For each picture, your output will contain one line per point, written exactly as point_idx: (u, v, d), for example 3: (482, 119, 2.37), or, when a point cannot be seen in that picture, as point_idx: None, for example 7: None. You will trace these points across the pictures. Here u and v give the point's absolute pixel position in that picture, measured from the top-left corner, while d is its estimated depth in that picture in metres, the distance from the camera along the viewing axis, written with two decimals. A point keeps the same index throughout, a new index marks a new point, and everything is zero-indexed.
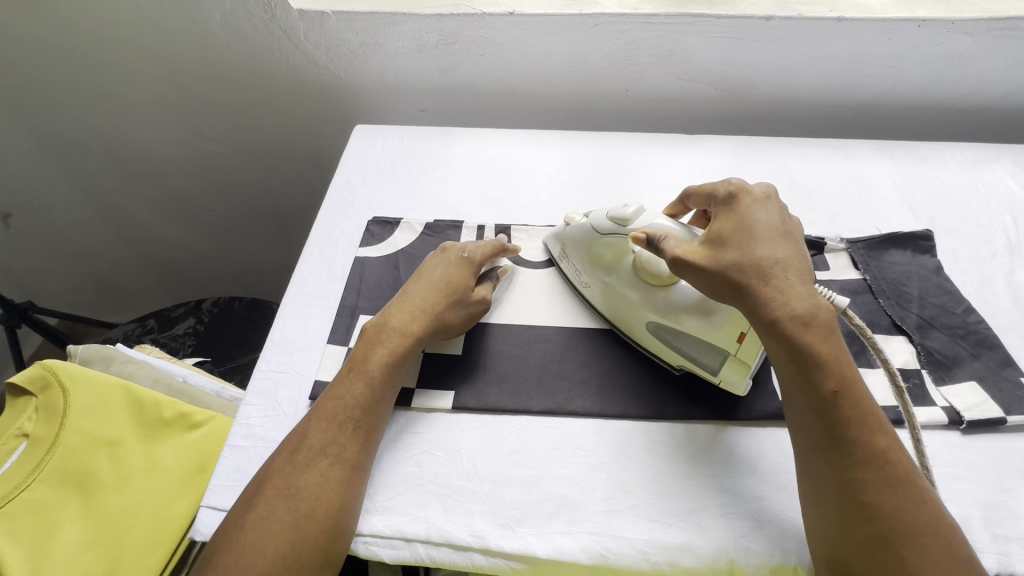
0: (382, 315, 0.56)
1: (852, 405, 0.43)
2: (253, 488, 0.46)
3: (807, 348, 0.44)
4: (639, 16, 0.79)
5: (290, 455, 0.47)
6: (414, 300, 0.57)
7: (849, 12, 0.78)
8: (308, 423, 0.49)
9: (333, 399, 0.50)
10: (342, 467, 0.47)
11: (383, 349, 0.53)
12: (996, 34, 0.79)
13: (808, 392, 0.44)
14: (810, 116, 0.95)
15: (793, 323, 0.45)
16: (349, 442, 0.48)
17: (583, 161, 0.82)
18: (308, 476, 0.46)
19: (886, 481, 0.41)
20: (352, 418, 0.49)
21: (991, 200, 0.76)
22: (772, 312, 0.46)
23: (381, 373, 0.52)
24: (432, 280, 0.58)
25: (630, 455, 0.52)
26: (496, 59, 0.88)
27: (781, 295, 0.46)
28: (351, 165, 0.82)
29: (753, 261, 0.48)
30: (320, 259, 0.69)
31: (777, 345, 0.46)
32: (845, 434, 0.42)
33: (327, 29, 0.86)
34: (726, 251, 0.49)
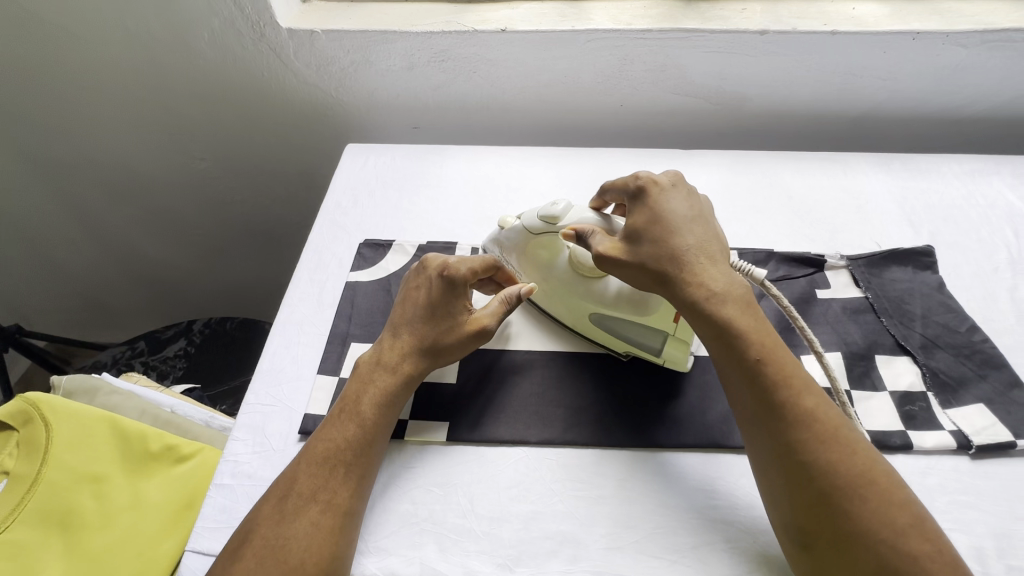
0: (371, 352, 0.55)
1: (776, 368, 0.45)
2: (239, 539, 0.44)
3: (726, 322, 0.47)
4: (633, 31, 0.79)
5: (278, 500, 0.46)
6: (400, 330, 0.55)
7: (843, 26, 0.78)
8: (300, 466, 0.47)
9: (325, 440, 0.49)
10: (332, 514, 0.45)
11: (373, 387, 0.52)
12: (992, 46, 0.78)
13: (736, 365, 0.46)
14: (808, 130, 0.94)
15: (710, 302, 0.47)
16: (341, 487, 0.47)
17: (580, 178, 0.80)
18: (298, 525, 0.44)
19: (817, 437, 0.42)
20: (339, 460, 0.48)
21: (990, 213, 0.75)
22: (692, 295, 0.48)
23: (375, 415, 0.50)
24: (414, 303, 0.56)
25: (632, 488, 0.50)
26: (489, 75, 0.87)
27: (699, 278, 0.49)
28: (343, 186, 0.80)
29: (669, 251, 0.50)
30: (310, 284, 0.67)
31: (701, 324, 0.48)
32: (776, 400, 0.44)
33: (317, 48, 0.85)
34: (646, 242, 0.51)
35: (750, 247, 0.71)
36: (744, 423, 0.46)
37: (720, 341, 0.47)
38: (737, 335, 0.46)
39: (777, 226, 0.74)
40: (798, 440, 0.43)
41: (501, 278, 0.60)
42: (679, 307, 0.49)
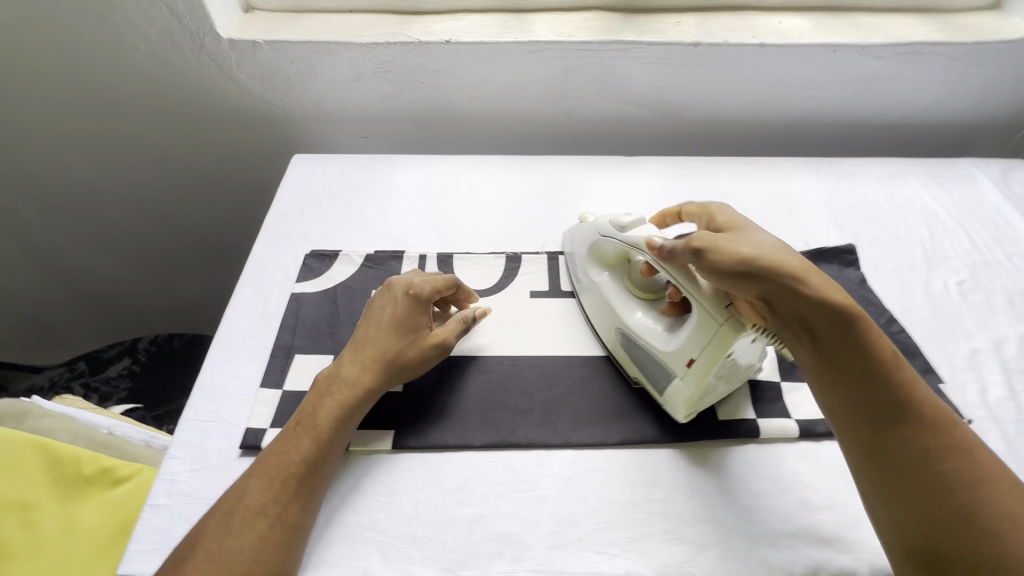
0: (331, 368, 0.54)
1: (909, 373, 0.45)
2: (180, 554, 0.43)
3: (858, 315, 0.45)
4: (574, 43, 0.82)
5: (225, 514, 0.45)
6: (363, 348, 0.55)
7: (769, 39, 0.83)
8: (251, 480, 0.47)
9: (279, 453, 0.48)
10: (279, 528, 0.44)
11: (329, 402, 0.51)
12: (903, 57, 0.85)
13: (869, 362, 0.44)
14: (746, 137, 0.98)
15: (838, 294, 0.45)
16: (293, 500, 0.46)
17: (527, 186, 0.82)
18: (245, 539, 0.43)
19: (953, 446, 0.42)
20: (294, 474, 0.47)
21: (908, 213, 0.80)
22: (817, 284, 0.45)
23: (331, 427, 0.50)
24: (379, 319, 0.56)
25: (574, 487, 0.51)
26: (436, 85, 0.88)
27: (815, 271, 0.46)
28: (289, 197, 0.80)
29: (777, 245, 0.47)
30: (254, 297, 0.66)
31: (824, 317, 0.45)
32: (912, 403, 0.43)
33: (261, 59, 0.85)
34: (744, 237, 0.48)
35: None
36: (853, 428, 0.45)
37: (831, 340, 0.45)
38: (857, 335, 0.45)
39: None
40: (933, 447, 0.42)
41: (460, 296, 0.63)
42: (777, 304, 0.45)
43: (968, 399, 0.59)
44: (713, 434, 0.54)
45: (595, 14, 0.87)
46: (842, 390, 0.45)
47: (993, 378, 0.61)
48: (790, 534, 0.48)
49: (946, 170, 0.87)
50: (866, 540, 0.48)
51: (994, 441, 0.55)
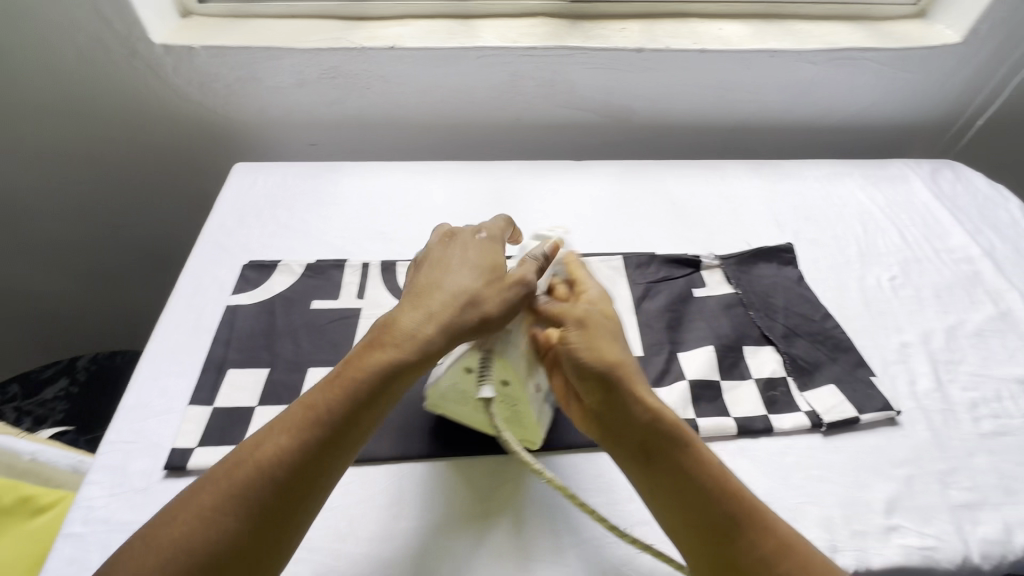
0: (390, 315, 0.48)
1: (724, 474, 0.44)
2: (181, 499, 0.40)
3: (672, 426, 0.45)
4: (520, 49, 0.83)
5: (233, 468, 0.41)
6: (433, 292, 0.48)
7: (710, 45, 0.85)
8: (273, 434, 0.42)
9: (304, 411, 0.43)
10: (281, 500, 0.40)
11: (375, 357, 0.45)
12: (837, 63, 0.88)
13: (687, 471, 0.44)
14: (695, 140, 0.99)
15: (656, 411, 0.45)
16: (310, 462, 0.42)
17: (476, 192, 0.81)
18: (248, 500, 0.40)
19: (778, 546, 0.41)
20: (315, 440, 0.42)
21: (845, 212, 0.83)
22: (639, 403, 0.45)
23: (372, 381, 0.44)
24: (469, 261, 0.51)
25: (514, 494, 0.51)
26: (383, 91, 0.87)
27: (642, 395, 0.46)
28: (230, 206, 0.77)
29: (622, 360, 0.47)
30: (186, 310, 0.64)
31: (643, 427, 0.45)
32: (734, 509, 0.42)
33: (198, 65, 0.82)
34: (601, 335, 0.48)
35: (634, 251, 0.75)
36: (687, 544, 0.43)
37: (661, 456, 0.44)
38: (689, 450, 0.45)
39: (661, 230, 0.78)
40: (761, 552, 0.41)
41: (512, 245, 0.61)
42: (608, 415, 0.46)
43: (898, 391, 0.61)
44: None
45: (541, 20, 0.88)
46: (677, 505, 0.43)
47: (921, 369, 0.63)
48: None
49: (881, 171, 0.91)
50: None
51: (922, 430, 0.57)
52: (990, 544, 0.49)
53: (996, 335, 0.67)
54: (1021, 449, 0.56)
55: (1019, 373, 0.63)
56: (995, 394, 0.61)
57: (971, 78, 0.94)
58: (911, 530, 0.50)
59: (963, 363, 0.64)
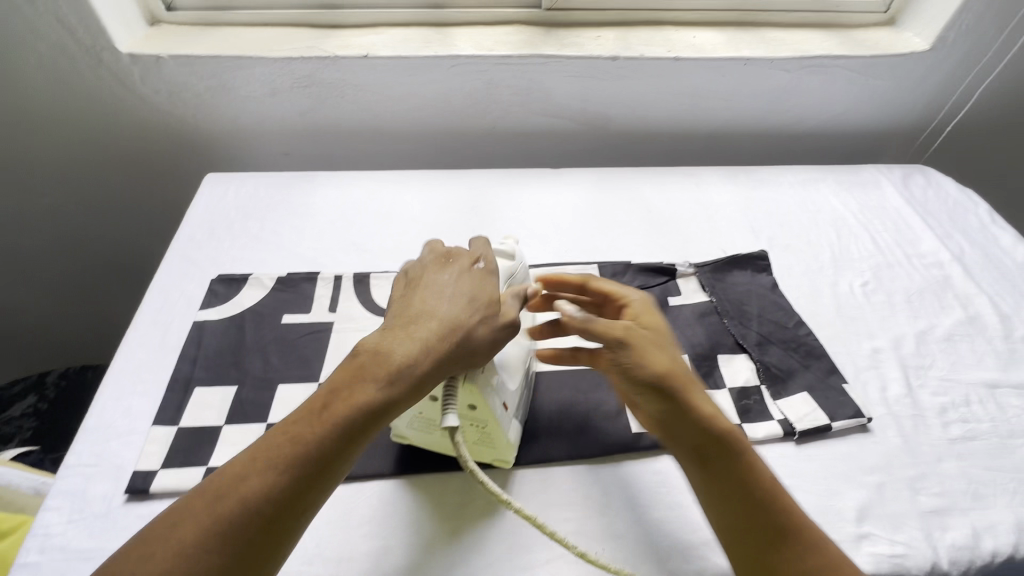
0: (384, 338, 0.44)
1: (778, 488, 0.44)
2: (154, 532, 0.35)
3: (732, 434, 0.46)
4: (494, 57, 0.82)
5: (216, 500, 0.36)
6: (434, 320, 0.45)
7: (684, 53, 0.86)
8: (247, 472, 0.37)
9: (283, 446, 0.38)
10: (268, 538, 0.36)
11: (373, 385, 0.41)
12: (809, 70, 0.89)
13: (744, 481, 0.44)
14: (671, 147, 1.00)
15: (717, 418, 0.46)
16: (289, 505, 0.37)
17: (451, 201, 0.81)
18: (218, 548, 0.34)
19: (829, 565, 0.41)
20: (305, 474, 0.38)
21: (819, 218, 0.84)
22: (701, 411, 0.46)
23: (361, 417, 0.40)
24: (462, 292, 0.48)
25: (486, 510, 0.50)
26: (357, 100, 0.86)
27: (703, 402, 0.47)
28: (200, 218, 0.76)
29: (678, 367, 0.48)
30: (152, 327, 0.62)
31: (703, 434, 0.45)
32: (786, 522, 0.43)
33: (166, 74, 0.81)
34: (653, 345, 0.49)
35: (610, 260, 0.74)
36: (733, 553, 0.43)
37: (717, 465, 0.45)
38: (746, 460, 0.45)
39: (637, 238, 0.78)
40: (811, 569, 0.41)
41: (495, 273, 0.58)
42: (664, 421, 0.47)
43: (869, 397, 0.61)
44: (626, 447, 0.54)
45: (516, 28, 0.88)
46: (729, 512, 0.43)
47: (892, 375, 0.63)
48: (700, 544, 0.48)
49: (853, 176, 0.92)
50: None
51: (892, 437, 0.58)
52: (958, 550, 0.50)
53: (964, 340, 0.68)
54: (989, 454, 0.57)
55: (987, 377, 0.64)
56: (964, 398, 0.62)
57: (940, 85, 0.95)
58: (882, 538, 0.50)
59: (933, 368, 0.64)
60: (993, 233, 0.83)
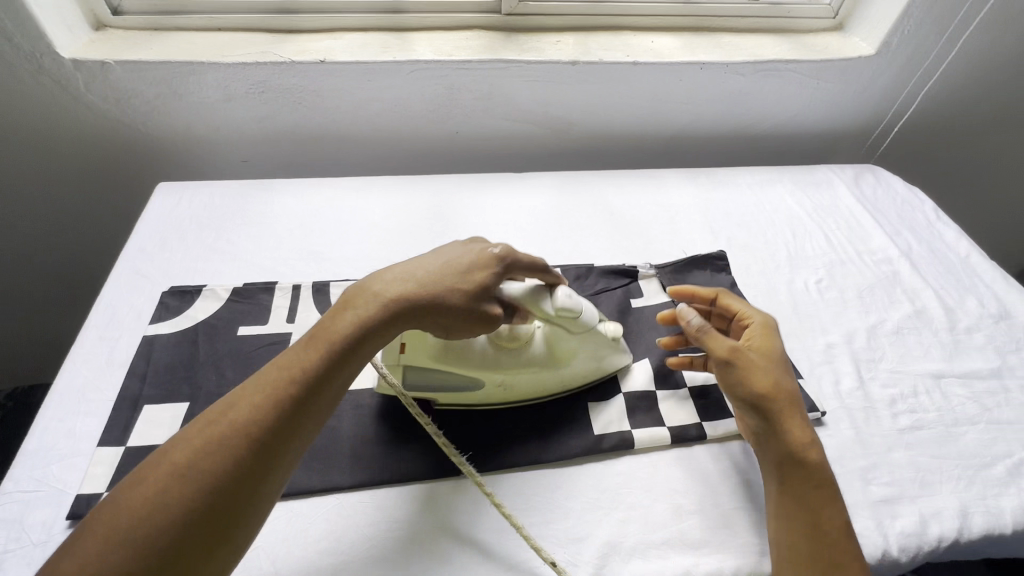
0: (363, 283, 0.48)
1: (848, 529, 0.47)
2: (153, 458, 0.38)
3: (818, 467, 0.49)
4: (454, 62, 0.82)
5: (208, 425, 0.38)
6: (409, 267, 0.50)
7: (643, 57, 0.87)
8: (246, 391, 0.40)
9: (279, 370, 0.42)
10: (257, 460, 0.38)
11: (347, 320, 0.45)
12: (763, 74, 0.92)
13: (814, 508, 0.47)
14: (634, 150, 1.01)
15: (806, 446, 0.50)
16: (280, 425, 0.39)
17: (413, 207, 0.80)
18: (220, 459, 0.37)
19: None
20: (287, 398, 0.40)
21: (775, 217, 0.86)
22: (793, 435, 0.50)
23: (347, 347, 0.43)
24: (448, 253, 0.52)
25: (449, 520, 0.50)
26: (316, 106, 0.85)
27: (798, 429, 0.51)
28: (151, 229, 0.74)
29: (783, 391, 0.52)
30: (98, 343, 0.60)
31: (787, 456, 0.50)
32: (842, 557, 0.45)
33: (113, 81, 0.78)
34: (765, 366, 0.53)
35: (573, 263, 0.75)
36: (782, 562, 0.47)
37: (794, 479, 0.49)
38: (824, 492, 0.48)
39: (600, 241, 0.79)
40: None
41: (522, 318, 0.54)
42: (756, 433, 0.52)
43: (823, 391, 0.63)
44: (588, 450, 0.55)
45: (476, 33, 0.88)
46: (791, 527, 0.47)
47: (845, 369, 0.65)
48: (660, 543, 0.49)
49: (808, 176, 0.95)
50: (729, 539, 0.50)
51: (845, 429, 0.59)
52: (907, 537, 0.51)
53: (912, 333, 0.70)
54: (935, 442, 0.59)
55: (933, 368, 0.66)
56: (912, 389, 0.64)
57: (887, 88, 0.99)
58: None
59: (883, 361, 0.67)
60: (937, 229, 0.87)
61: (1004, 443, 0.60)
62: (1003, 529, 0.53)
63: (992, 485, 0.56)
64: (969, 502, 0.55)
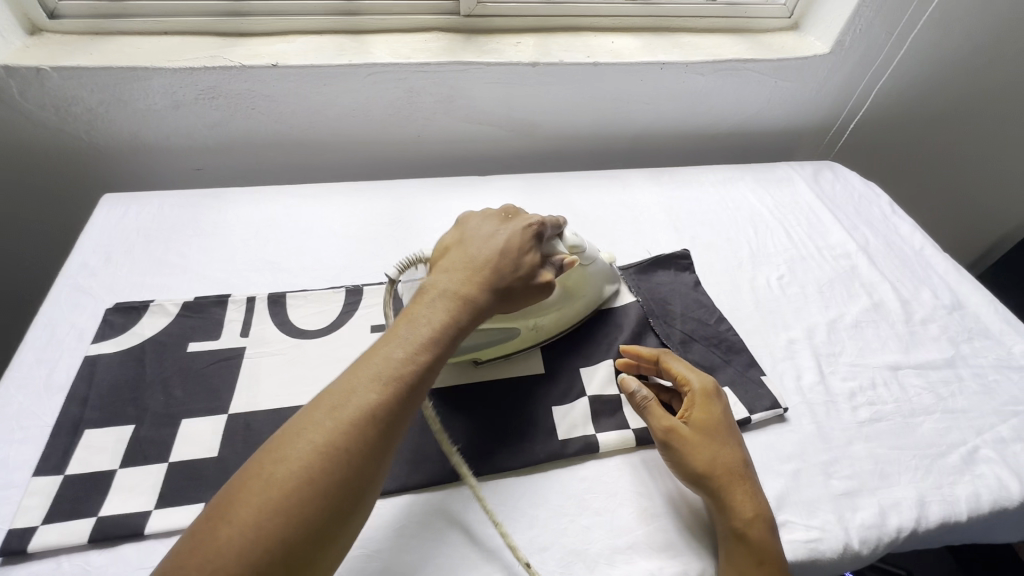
0: (440, 273, 0.49)
1: None
2: (278, 441, 0.37)
3: (764, 547, 0.46)
4: (412, 64, 0.80)
5: (333, 409, 0.38)
6: (487, 252, 0.51)
7: (603, 58, 0.87)
8: (358, 378, 0.40)
9: (387, 356, 0.41)
10: (382, 443, 0.38)
11: (443, 305, 0.46)
12: (722, 73, 0.92)
13: None
14: (597, 150, 1.01)
15: (752, 523, 0.47)
16: (402, 409, 0.40)
17: (374, 213, 0.79)
18: (354, 440, 0.37)
19: None
20: (406, 382, 0.40)
21: (738, 215, 0.87)
22: (736, 511, 0.48)
23: (446, 334, 0.44)
24: (507, 236, 0.53)
25: (411, 535, 0.48)
26: (270, 111, 0.83)
27: (743, 504, 0.48)
28: (94, 242, 0.70)
29: (724, 463, 0.50)
30: (36, 366, 0.56)
31: (732, 534, 0.47)
32: None
33: (51, 88, 0.74)
34: (703, 439, 0.51)
35: None
36: None
37: (738, 554, 0.46)
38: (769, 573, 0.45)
39: None
40: None
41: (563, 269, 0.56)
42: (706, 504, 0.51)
43: (786, 387, 0.64)
44: (551, 456, 0.54)
45: (435, 35, 0.87)
46: None
47: (806, 364, 0.66)
48: (626, 548, 0.49)
49: (769, 174, 0.96)
50: (694, 541, 0.50)
51: (807, 424, 0.60)
52: (868, 529, 0.52)
53: (870, 325, 0.72)
54: (893, 433, 0.60)
55: (890, 360, 0.68)
56: (870, 381, 0.65)
57: (842, 87, 1.01)
58: (798, 525, 0.52)
59: (842, 355, 0.68)
60: (893, 223, 0.89)
61: (959, 431, 0.61)
62: (958, 516, 0.54)
63: (947, 473, 0.57)
64: (926, 491, 0.56)
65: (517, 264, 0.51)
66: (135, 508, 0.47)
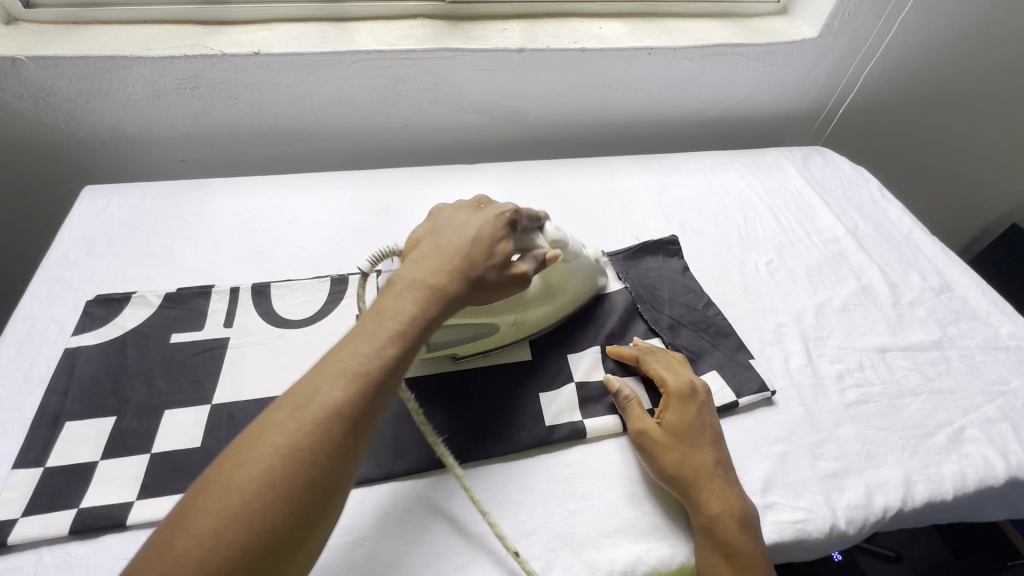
0: (410, 267, 0.48)
1: None
2: (242, 443, 0.36)
3: (733, 545, 0.46)
4: (397, 52, 0.79)
5: (298, 408, 0.37)
6: (459, 245, 0.50)
7: (590, 44, 0.86)
8: (325, 376, 0.39)
9: (355, 352, 0.40)
10: (350, 442, 0.37)
11: (414, 299, 0.45)
12: (711, 58, 0.92)
13: None
14: (586, 137, 1.01)
15: (721, 522, 0.47)
16: (370, 406, 0.39)
17: (360, 202, 0.78)
18: (321, 440, 0.36)
19: None
20: (374, 379, 0.39)
21: (727, 201, 0.87)
22: (705, 511, 0.47)
23: (416, 329, 0.43)
24: (479, 227, 0.51)
25: (397, 522, 0.48)
26: (253, 100, 0.81)
27: (711, 503, 0.48)
28: (75, 234, 0.69)
29: (693, 463, 0.50)
30: (16, 359, 0.56)
31: (702, 533, 0.47)
32: None
33: (28, 78, 0.73)
34: (673, 439, 0.52)
35: None
36: None
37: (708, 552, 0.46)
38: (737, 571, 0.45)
39: None
40: None
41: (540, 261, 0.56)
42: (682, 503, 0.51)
43: (773, 370, 0.63)
44: (539, 443, 0.54)
45: (420, 22, 0.86)
46: None
47: (794, 348, 0.66)
48: (612, 533, 0.49)
49: (758, 159, 0.96)
50: (681, 524, 0.50)
51: (795, 407, 0.60)
52: (854, 509, 0.52)
53: (858, 308, 0.72)
54: (880, 415, 0.60)
55: (878, 343, 0.68)
56: (858, 364, 0.65)
57: (830, 72, 1.01)
58: (784, 506, 0.52)
59: (830, 338, 0.68)
60: (882, 207, 0.89)
61: (946, 412, 0.61)
62: (943, 495, 0.55)
63: (934, 453, 0.57)
64: (912, 471, 0.56)
65: (491, 255, 0.50)
66: (116, 499, 0.46)
